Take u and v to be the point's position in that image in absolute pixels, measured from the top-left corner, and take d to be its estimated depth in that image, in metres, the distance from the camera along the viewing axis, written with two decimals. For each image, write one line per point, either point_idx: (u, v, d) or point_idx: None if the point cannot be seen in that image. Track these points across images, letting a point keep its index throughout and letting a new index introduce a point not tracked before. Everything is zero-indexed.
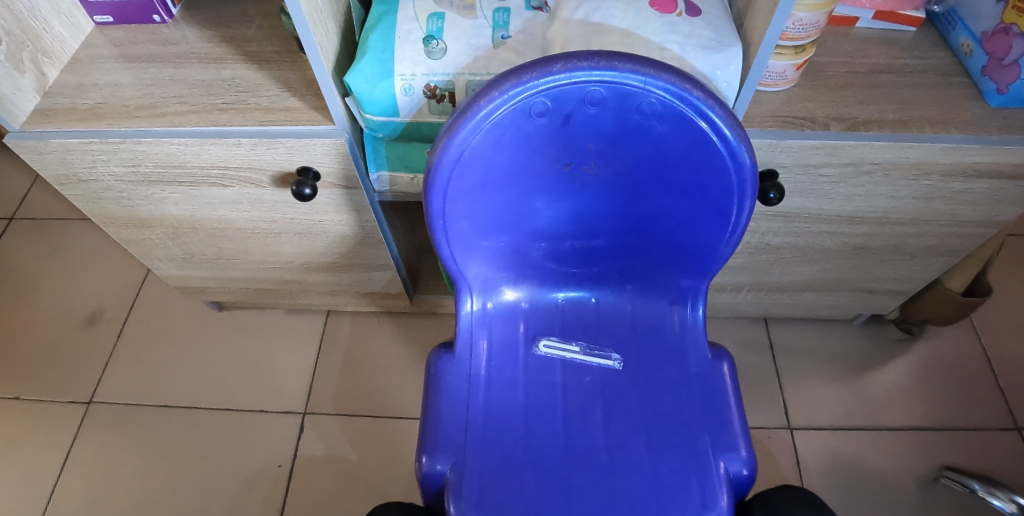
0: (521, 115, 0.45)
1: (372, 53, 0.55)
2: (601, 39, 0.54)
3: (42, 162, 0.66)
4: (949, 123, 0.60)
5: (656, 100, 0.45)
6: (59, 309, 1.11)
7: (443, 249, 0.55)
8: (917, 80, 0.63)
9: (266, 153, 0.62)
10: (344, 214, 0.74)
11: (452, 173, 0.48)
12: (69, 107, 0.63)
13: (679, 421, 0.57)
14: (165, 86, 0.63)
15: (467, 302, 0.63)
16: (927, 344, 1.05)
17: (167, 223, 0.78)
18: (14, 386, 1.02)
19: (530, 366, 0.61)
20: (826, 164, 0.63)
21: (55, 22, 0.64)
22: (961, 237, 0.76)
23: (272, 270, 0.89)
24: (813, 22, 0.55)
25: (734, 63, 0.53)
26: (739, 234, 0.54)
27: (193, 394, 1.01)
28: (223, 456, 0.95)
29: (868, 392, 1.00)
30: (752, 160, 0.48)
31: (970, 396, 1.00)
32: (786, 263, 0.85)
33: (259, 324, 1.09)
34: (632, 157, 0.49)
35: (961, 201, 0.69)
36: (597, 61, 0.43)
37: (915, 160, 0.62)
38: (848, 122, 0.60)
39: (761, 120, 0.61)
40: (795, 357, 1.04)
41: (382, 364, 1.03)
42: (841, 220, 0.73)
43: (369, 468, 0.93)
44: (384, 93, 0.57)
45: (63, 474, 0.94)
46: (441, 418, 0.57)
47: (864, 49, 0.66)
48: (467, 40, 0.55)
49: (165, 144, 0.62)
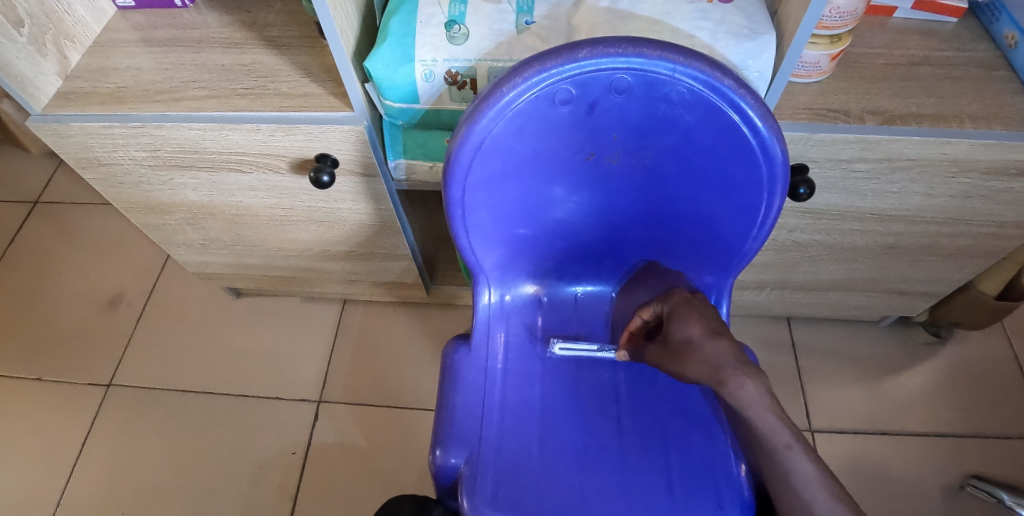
0: (545, 102, 0.44)
1: (393, 38, 0.54)
2: (629, 25, 0.52)
3: (63, 146, 0.66)
4: (990, 117, 0.57)
5: (684, 89, 0.43)
6: (80, 293, 1.13)
7: (461, 239, 0.54)
8: (957, 73, 0.60)
9: (285, 139, 0.61)
10: (361, 203, 0.73)
11: (472, 162, 0.47)
12: (89, 91, 0.63)
13: (700, 420, 0.55)
14: (185, 70, 0.63)
15: (485, 294, 0.61)
16: (955, 348, 1.02)
17: (185, 208, 0.78)
18: (35, 366, 1.04)
19: (548, 361, 0.60)
20: (859, 159, 0.61)
21: (78, 5, 0.64)
22: (997, 238, 0.73)
23: (289, 257, 0.89)
24: (851, 11, 0.52)
25: (767, 52, 0.51)
26: (767, 230, 0.52)
27: (210, 380, 1.02)
28: (238, 441, 0.96)
29: (892, 395, 0.98)
30: (784, 152, 0.46)
31: (999, 402, 0.96)
32: (811, 262, 0.83)
33: (276, 312, 1.09)
34: (658, 148, 0.48)
35: (1000, 201, 0.66)
36: (624, 48, 0.41)
37: (953, 156, 0.59)
38: (884, 116, 0.58)
39: (792, 112, 0.59)
40: (818, 358, 1.02)
41: (397, 353, 1.03)
42: (871, 218, 0.71)
43: (382, 458, 0.93)
44: (404, 79, 0.55)
45: (82, 454, 0.95)
46: (457, 412, 0.56)
47: (901, 40, 0.63)
48: (490, 25, 0.54)
49: (184, 128, 0.62)
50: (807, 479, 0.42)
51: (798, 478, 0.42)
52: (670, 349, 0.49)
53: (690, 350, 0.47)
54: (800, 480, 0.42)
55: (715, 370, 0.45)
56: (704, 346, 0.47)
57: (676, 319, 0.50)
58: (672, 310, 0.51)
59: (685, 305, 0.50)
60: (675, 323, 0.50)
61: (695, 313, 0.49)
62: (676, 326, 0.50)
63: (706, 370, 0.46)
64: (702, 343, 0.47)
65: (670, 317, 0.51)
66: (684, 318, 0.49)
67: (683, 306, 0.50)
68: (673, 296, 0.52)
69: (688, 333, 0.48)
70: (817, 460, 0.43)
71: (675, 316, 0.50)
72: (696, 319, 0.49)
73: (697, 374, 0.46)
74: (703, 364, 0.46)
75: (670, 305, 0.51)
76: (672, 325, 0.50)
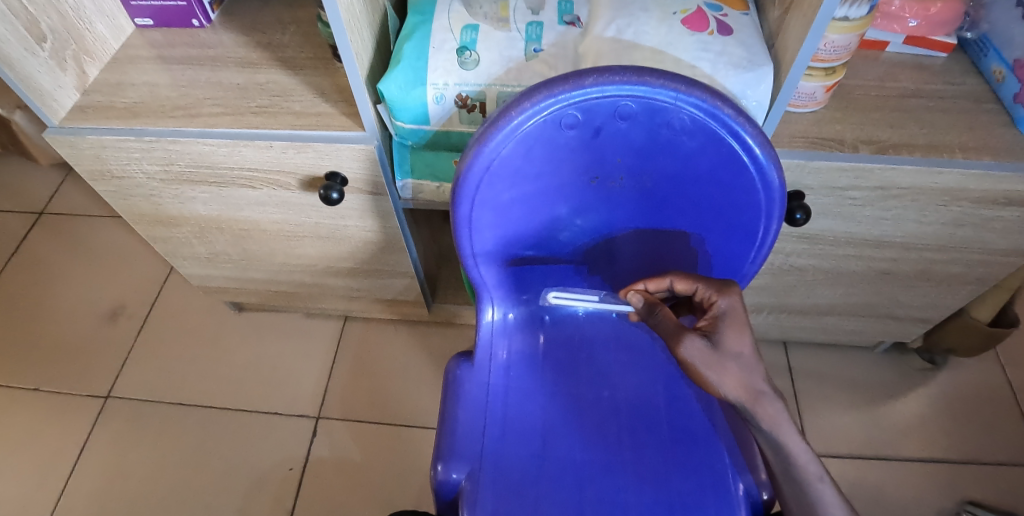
0: (552, 126, 0.46)
1: (406, 62, 0.56)
2: (633, 55, 0.54)
3: (78, 158, 0.68)
4: (979, 148, 0.59)
5: (686, 116, 0.45)
6: (81, 304, 1.13)
7: (467, 257, 0.56)
8: (947, 105, 0.63)
9: (296, 156, 0.63)
10: (368, 220, 0.74)
11: (480, 182, 0.49)
12: (106, 105, 0.65)
13: (697, 440, 0.56)
14: (200, 87, 0.65)
15: (489, 311, 0.63)
16: (950, 374, 1.03)
17: (194, 222, 0.79)
18: (34, 376, 1.04)
19: (549, 378, 0.60)
20: (853, 187, 0.63)
21: (98, 22, 0.66)
22: (989, 265, 0.74)
23: (293, 272, 0.90)
24: (845, 45, 0.55)
25: (765, 82, 0.53)
26: (765, 253, 0.54)
27: (208, 393, 1.02)
28: (235, 456, 0.95)
29: (888, 420, 0.98)
30: (781, 179, 0.48)
31: (993, 429, 0.97)
32: (807, 286, 0.84)
33: (276, 327, 1.10)
34: (660, 172, 0.49)
35: (991, 229, 0.67)
36: (629, 76, 0.43)
37: (945, 186, 0.61)
38: (877, 145, 0.60)
39: (789, 140, 0.61)
40: (815, 382, 1.03)
41: (396, 370, 1.04)
42: (865, 244, 0.73)
43: (380, 474, 0.93)
44: (416, 101, 0.57)
45: (77, 465, 0.95)
46: (458, 428, 0.57)
47: (894, 73, 0.66)
48: (500, 52, 0.56)
49: (198, 144, 0.63)
50: (833, 507, 0.44)
51: (824, 506, 0.44)
52: (715, 346, 0.44)
53: (737, 363, 0.44)
54: (827, 507, 0.44)
55: (756, 395, 0.44)
56: (752, 368, 0.44)
57: (729, 324, 0.45)
58: (728, 311, 0.45)
59: (743, 314, 0.45)
60: (731, 330, 0.45)
61: (749, 330, 0.45)
62: (731, 333, 0.45)
63: (746, 390, 0.44)
64: (751, 365, 0.44)
65: (723, 316, 0.45)
66: (741, 331, 0.45)
67: (738, 316, 0.45)
68: (734, 295, 0.46)
69: (742, 347, 0.44)
70: (839, 490, 0.45)
71: (730, 321, 0.45)
72: (753, 339, 0.45)
73: (733, 391, 0.44)
74: (740, 385, 0.44)
75: (727, 304, 0.45)
76: (727, 328, 0.45)
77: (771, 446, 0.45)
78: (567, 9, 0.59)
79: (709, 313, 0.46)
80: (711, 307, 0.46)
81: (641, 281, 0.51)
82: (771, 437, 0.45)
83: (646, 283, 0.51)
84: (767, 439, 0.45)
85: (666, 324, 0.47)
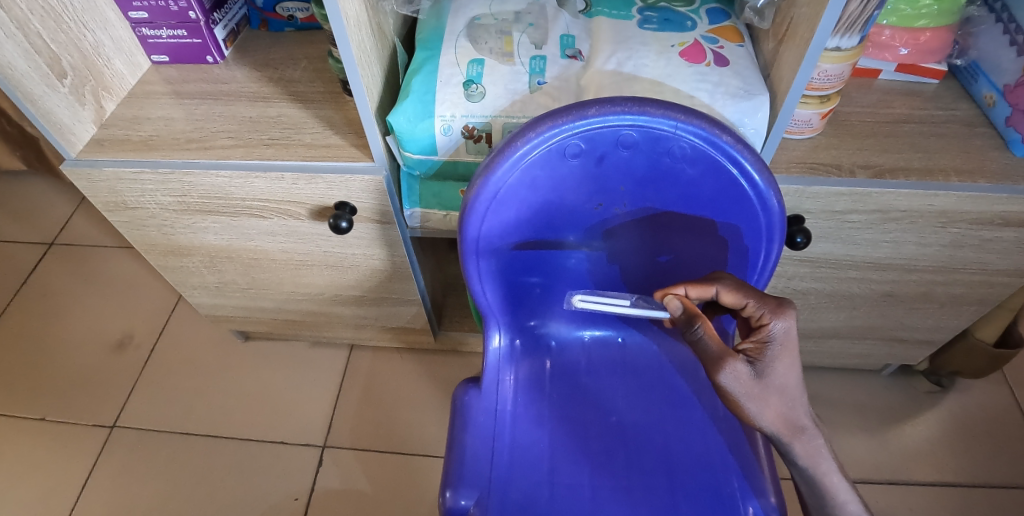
0: (556, 155, 0.47)
1: (414, 95, 0.58)
2: (633, 86, 0.56)
3: (94, 190, 0.70)
4: (974, 172, 0.60)
5: (686, 144, 0.46)
6: (90, 333, 1.14)
7: (474, 283, 0.57)
8: (940, 130, 0.64)
9: (307, 187, 0.65)
10: (375, 248, 0.75)
11: (488, 210, 0.50)
12: (122, 139, 0.67)
13: (705, 464, 0.56)
14: (213, 121, 0.67)
15: (495, 337, 0.64)
16: (958, 396, 1.02)
17: (205, 251, 0.80)
18: (40, 406, 1.04)
19: (556, 402, 0.61)
20: (852, 211, 0.64)
21: (116, 60, 0.69)
22: (990, 286, 0.75)
23: (301, 301, 0.91)
24: (838, 73, 0.57)
25: (762, 111, 0.55)
26: (766, 276, 0.55)
27: (214, 423, 1.02)
28: (240, 485, 0.95)
29: (898, 444, 0.97)
30: (781, 204, 0.49)
31: (1004, 452, 0.96)
32: (811, 310, 0.85)
33: (282, 355, 1.10)
34: (663, 200, 0.51)
35: (990, 250, 0.68)
36: (630, 106, 0.45)
37: (942, 209, 0.62)
38: (873, 170, 0.61)
39: (787, 165, 0.63)
40: (822, 405, 1.02)
41: (403, 397, 1.04)
42: (867, 266, 0.73)
43: (386, 503, 0.92)
44: (424, 133, 0.59)
45: (81, 497, 0.94)
46: (466, 454, 0.57)
47: (887, 100, 0.67)
48: (505, 85, 0.58)
49: (211, 176, 0.65)
50: None
51: None
52: (758, 376, 0.44)
53: (779, 396, 0.45)
54: None
55: (795, 431, 0.45)
56: (793, 400, 0.45)
57: (778, 353, 0.44)
58: (778, 337, 0.44)
59: (794, 340, 0.44)
60: (779, 359, 0.44)
61: (795, 357, 0.44)
62: (778, 363, 0.44)
63: (785, 425, 0.45)
64: (793, 397, 0.45)
65: (773, 341, 0.44)
66: (789, 360, 0.44)
67: (788, 343, 0.44)
68: (789, 319, 0.43)
69: (787, 379, 0.44)
70: None
71: (779, 348, 0.44)
72: (799, 370, 0.44)
73: (772, 423, 0.45)
74: (778, 417, 0.45)
75: (779, 328, 0.43)
76: (774, 357, 0.44)
77: (806, 482, 0.47)
78: (569, 42, 0.61)
79: (758, 334, 0.44)
80: (760, 327, 0.44)
81: (681, 285, 0.48)
82: (807, 474, 0.47)
83: (687, 289, 0.48)
84: (802, 474, 0.47)
85: (707, 343, 0.44)
